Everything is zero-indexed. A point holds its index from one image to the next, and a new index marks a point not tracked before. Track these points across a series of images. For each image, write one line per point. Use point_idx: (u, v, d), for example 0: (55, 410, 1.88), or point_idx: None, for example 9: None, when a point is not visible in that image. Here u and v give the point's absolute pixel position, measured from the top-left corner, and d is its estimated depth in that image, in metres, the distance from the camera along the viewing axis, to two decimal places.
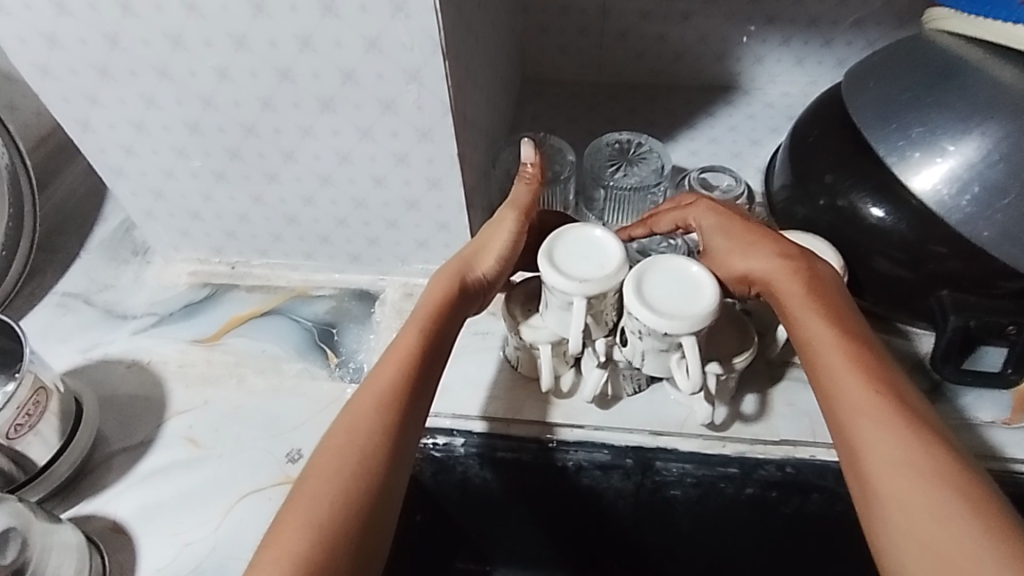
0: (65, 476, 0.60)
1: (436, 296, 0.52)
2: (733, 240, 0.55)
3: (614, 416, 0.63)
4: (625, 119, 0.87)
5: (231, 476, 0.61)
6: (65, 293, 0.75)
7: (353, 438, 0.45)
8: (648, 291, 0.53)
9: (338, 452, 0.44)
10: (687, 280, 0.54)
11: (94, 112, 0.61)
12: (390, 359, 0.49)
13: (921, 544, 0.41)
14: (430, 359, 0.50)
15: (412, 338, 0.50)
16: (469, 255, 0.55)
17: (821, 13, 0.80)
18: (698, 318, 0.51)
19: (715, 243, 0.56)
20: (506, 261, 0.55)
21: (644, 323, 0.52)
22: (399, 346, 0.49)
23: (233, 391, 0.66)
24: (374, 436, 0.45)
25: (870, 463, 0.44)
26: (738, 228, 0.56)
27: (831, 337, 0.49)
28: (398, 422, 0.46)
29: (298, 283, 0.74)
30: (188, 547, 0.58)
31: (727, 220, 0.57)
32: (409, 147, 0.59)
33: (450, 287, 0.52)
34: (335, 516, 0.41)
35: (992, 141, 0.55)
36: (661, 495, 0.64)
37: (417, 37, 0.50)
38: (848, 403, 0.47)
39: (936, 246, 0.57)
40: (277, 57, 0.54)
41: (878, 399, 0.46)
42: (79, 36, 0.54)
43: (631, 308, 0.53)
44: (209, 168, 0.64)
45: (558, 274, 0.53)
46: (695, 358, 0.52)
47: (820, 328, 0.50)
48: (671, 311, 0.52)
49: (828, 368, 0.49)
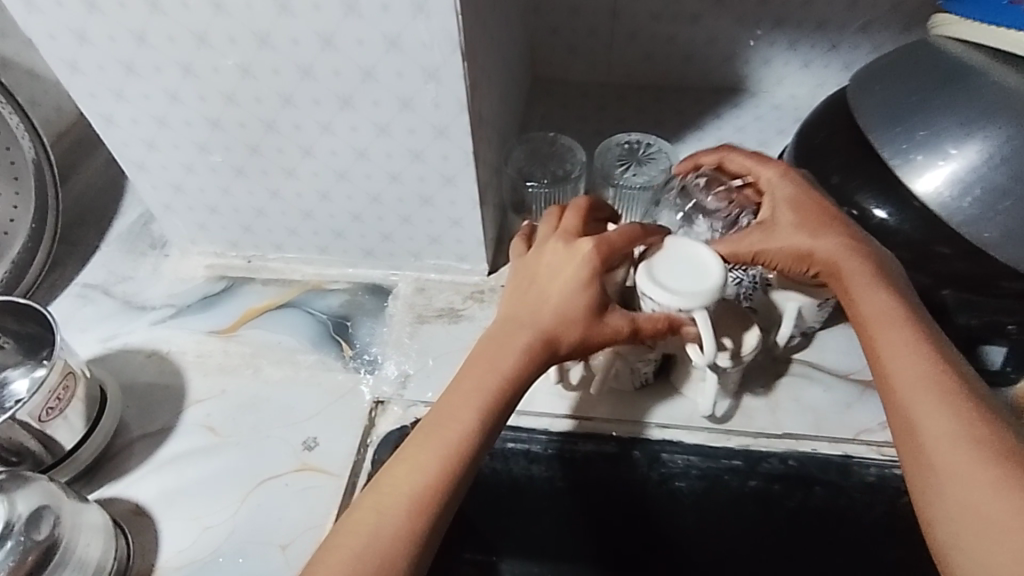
0: (88, 461, 0.61)
1: (503, 376, 0.49)
2: (799, 214, 0.55)
3: (623, 410, 0.65)
4: (633, 119, 0.88)
5: (248, 465, 0.63)
6: (85, 284, 0.77)
7: (412, 509, 0.45)
8: (657, 272, 0.55)
9: (387, 506, 0.45)
10: (690, 256, 0.56)
11: (119, 107, 0.62)
12: (438, 442, 0.47)
13: (973, 511, 0.42)
14: (494, 431, 0.48)
15: (471, 421, 0.47)
16: (540, 314, 0.51)
17: (827, 16, 0.81)
18: (709, 291, 0.53)
19: (782, 217, 0.56)
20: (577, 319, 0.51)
21: (656, 302, 0.54)
22: (455, 412, 0.48)
23: (250, 381, 0.68)
24: (418, 493, 0.45)
25: (921, 438, 0.45)
26: (810, 211, 0.55)
27: (884, 311, 0.50)
28: (450, 488, 0.46)
29: (313, 277, 0.75)
30: (209, 530, 0.59)
31: (800, 198, 0.56)
32: (425, 145, 0.61)
33: (516, 354, 0.49)
34: (378, 560, 0.43)
35: (996, 144, 0.57)
36: (667, 486, 0.65)
37: (437, 37, 0.52)
38: (900, 374, 0.48)
39: (940, 246, 0.59)
40: (299, 55, 0.55)
41: (933, 371, 0.47)
42: (108, 34, 0.56)
43: (644, 290, 0.55)
44: (228, 163, 0.66)
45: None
46: (709, 334, 0.54)
47: (874, 303, 0.51)
48: (682, 288, 0.54)
49: (884, 341, 0.50)
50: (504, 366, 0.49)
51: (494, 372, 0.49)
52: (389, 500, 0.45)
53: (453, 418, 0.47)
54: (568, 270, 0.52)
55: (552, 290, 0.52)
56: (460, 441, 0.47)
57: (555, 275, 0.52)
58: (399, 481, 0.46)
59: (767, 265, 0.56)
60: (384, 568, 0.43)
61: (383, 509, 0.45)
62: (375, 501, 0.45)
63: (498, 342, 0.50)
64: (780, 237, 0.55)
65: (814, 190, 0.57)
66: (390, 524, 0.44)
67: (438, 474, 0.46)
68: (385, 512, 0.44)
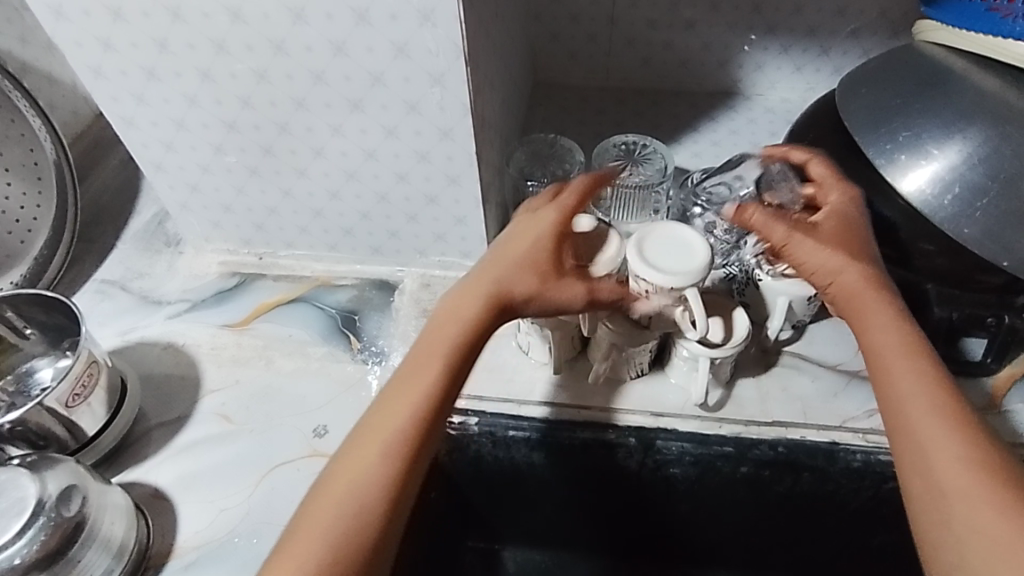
0: (109, 447, 0.64)
1: (470, 323, 0.52)
2: (840, 229, 0.57)
3: (620, 399, 0.69)
4: (631, 121, 0.91)
5: (262, 451, 0.65)
6: (102, 280, 0.80)
7: (391, 453, 0.48)
8: (650, 255, 0.58)
9: (366, 457, 0.48)
10: (678, 241, 0.60)
11: (140, 110, 0.66)
12: (417, 387, 0.50)
13: (982, 532, 0.44)
14: (457, 382, 0.52)
15: (441, 365, 0.51)
16: (503, 274, 0.53)
17: (818, 22, 0.84)
18: (699, 270, 0.57)
19: (827, 228, 0.58)
20: (533, 277, 0.53)
21: (651, 283, 0.57)
22: (425, 364, 0.51)
23: (263, 371, 0.71)
24: (396, 444, 0.48)
25: (932, 460, 0.48)
26: (854, 231, 0.57)
27: (898, 340, 0.53)
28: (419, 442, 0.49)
29: (322, 274, 0.79)
30: (225, 512, 0.62)
31: (848, 216, 0.58)
32: (430, 146, 0.64)
33: (478, 310, 0.52)
34: (362, 516, 0.46)
35: (974, 145, 0.59)
36: (662, 473, 0.68)
37: (443, 45, 0.55)
38: (911, 402, 0.50)
39: (924, 243, 0.62)
40: (311, 61, 0.58)
41: (943, 399, 0.50)
42: (131, 41, 0.59)
43: (637, 272, 0.58)
44: (242, 163, 0.69)
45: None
46: (699, 309, 0.58)
47: (891, 332, 0.54)
48: (675, 270, 0.57)
49: (898, 367, 0.52)
50: (465, 318, 0.52)
51: (458, 323, 0.52)
52: (366, 451, 0.48)
53: (427, 363, 0.51)
54: (529, 232, 0.54)
55: (512, 249, 0.54)
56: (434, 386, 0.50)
57: (525, 232, 0.55)
58: (384, 431, 0.49)
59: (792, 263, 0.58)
60: (364, 517, 0.46)
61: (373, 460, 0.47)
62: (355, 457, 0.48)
63: (459, 298, 0.53)
64: (817, 243, 0.57)
65: (867, 219, 0.59)
66: (373, 477, 0.47)
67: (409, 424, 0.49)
68: (375, 460, 0.47)
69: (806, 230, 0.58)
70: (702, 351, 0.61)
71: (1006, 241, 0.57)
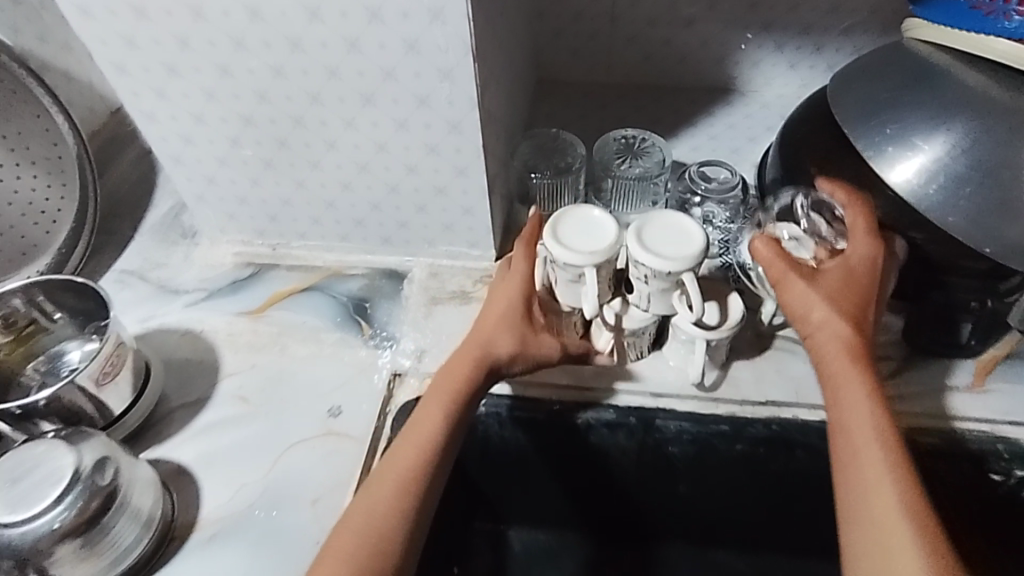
0: (134, 426, 0.67)
1: (456, 383, 0.60)
2: (836, 294, 0.61)
3: (620, 380, 0.72)
4: (631, 116, 0.94)
5: (278, 432, 0.68)
6: (122, 270, 0.83)
7: (403, 488, 0.54)
8: (649, 243, 0.61)
9: (354, 531, 0.52)
10: (675, 228, 0.63)
11: (161, 106, 0.69)
12: (421, 434, 0.57)
13: None
14: (445, 453, 0.57)
15: (438, 418, 0.58)
16: (489, 337, 0.62)
17: (811, 20, 0.87)
18: (695, 256, 0.60)
19: (827, 288, 0.61)
20: (509, 337, 0.62)
21: (649, 268, 0.61)
22: (418, 434, 0.57)
23: (278, 356, 0.74)
24: (385, 516, 0.52)
25: (894, 553, 0.49)
26: (849, 299, 0.61)
27: (873, 418, 0.56)
28: (398, 522, 0.52)
29: (334, 264, 0.82)
30: (244, 488, 0.65)
31: (854, 272, 0.61)
32: (439, 139, 0.67)
33: (468, 371, 0.60)
34: None
35: (958, 136, 0.62)
36: (662, 451, 0.71)
37: (451, 41, 0.58)
38: (876, 485, 0.53)
39: (914, 233, 0.65)
40: (326, 58, 0.62)
41: (908, 495, 0.52)
42: (155, 39, 0.63)
43: (637, 258, 0.62)
44: (258, 156, 0.72)
45: (564, 249, 0.62)
46: (695, 292, 0.61)
47: (867, 416, 0.56)
48: (672, 255, 0.60)
49: (871, 457, 0.54)
50: (456, 385, 0.60)
51: (450, 391, 0.59)
52: (354, 526, 0.52)
53: (426, 411, 0.59)
54: (505, 296, 0.64)
55: (491, 312, 0.64)
56: (433, 434, 0.57)
57: (503, 296, 0.64)
58: (386, 482, 0.54)
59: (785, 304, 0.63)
60: None
61: (387, 496, 0.53)
62: (345, 533, 0.52)
63: (452, 365, 0.61)
64: (812, 299, 0.61)
65: (874, 283, 0.62)
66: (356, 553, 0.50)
67: (394, 500, 0.53)
68: (388, 495, 0.54)
69: (805, 274, 0.62)
70: (700, 333, 0.64)
71: (989, 228, 0.60)
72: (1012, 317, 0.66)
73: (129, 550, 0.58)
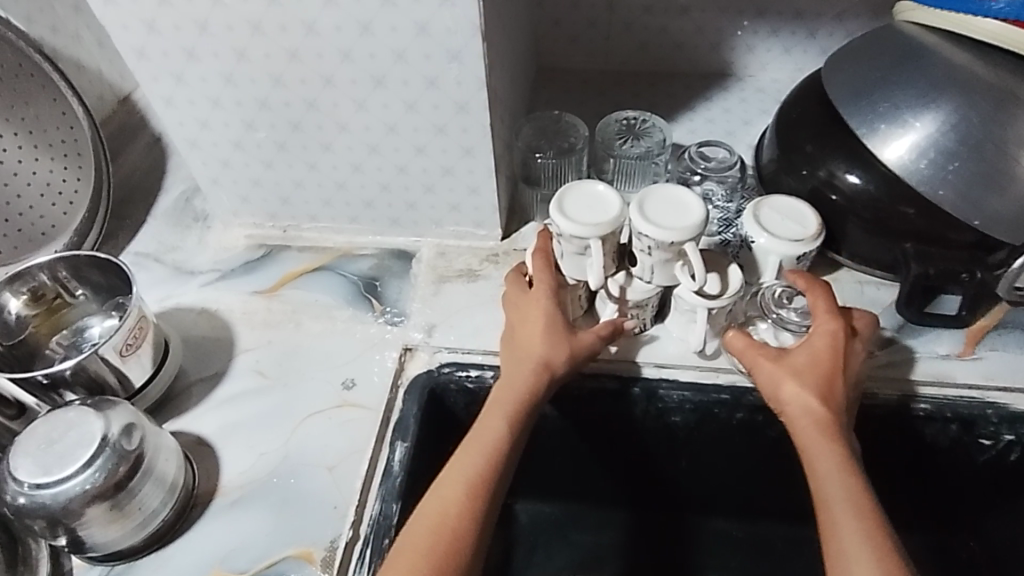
0: (155, 398, 0.69)
1: (523, 390, 0.63)
2: (805, 370, 0.64)
3: (624, 352, 0.74)
4: (629, 101, 0.96)
5: (296, 404, 0.71)
6: (137, 253, 0.85)
7: (473, 487, 0.57)
8: (651, 214, 0.65)
9: (431, 535, 0.54)
10: (675, 201, 0.66)
11: (178, 89, 0.71)
12: (484, 441, 0.60)
13: None
14: (511, 455, 0.60)
15: (499, 427, 0.61)
16: (545, 347, 0.66)
17: (804, 6, 0.90)
18: (696, 227, 0.64)
19: (796, 363, 0.65)
20: (557, 343, 0.66)
21: (652, 238, 0.64)
22: (483, 439, 0.60)
23: (293, 333, 0.76)
24: (459, 519, 0.55)
25: None
26: (820, 372, 0.64)
27: (845, 475, 0.57)
28: (472, 527, 0.55)
29: (344, 244, 0.84)
30: (264, 456, 0.67)
31: (819, 351, 0.65)
32: (447, 119, 0.69)
33: (531, 379, 0.64)
34: None
35: (946, 112, 0.64)
36: (664, 421, 0.74)
37: (460, 23, 0.61)
38: (845, 537, 0.54)
39: (905, 207, 0.68)
40: (340, 40, 0.64)
41: (877, 547, 0.53)
42: (174, 23, 0.65)
43: (639, 229, 0.65)
44: (271, 139, 0.74)
45: (570, 221, 0.65)
46: (696, 259, 0.64)
47: (839, 477, 0.57)
48: (673, 225, 0.64)
49: (841, 514, 0.55)
50: (521, 394, 0.63)
51: (515, 401, 0.63)
52: (428, 534, 0.55)
53: (487, 423, 0.62)
54: (541, 309, 0.68)
55: (531, 324, 0.68)
56: (496, 444, 0.60)
57: (536, 311, 0.68)
58: (453, 490, 0.57)
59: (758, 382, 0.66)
60: None
61: (457, 496, 0.56)
62: (419, 543, 0.54)
63: (515, 375, 0.65)
64: (780, 373, 0.65)
65: (842, 361, 0.64)
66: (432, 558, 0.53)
67: (461, 510, 0.56)
68: (461, 493, 0.57)
69: (773, 356, 0.66)
70: (700, 301, 0.67)
71: (975, 200, 0.64)
72: (1001, 288, 0.67)
73: (157, 513, 0.60)
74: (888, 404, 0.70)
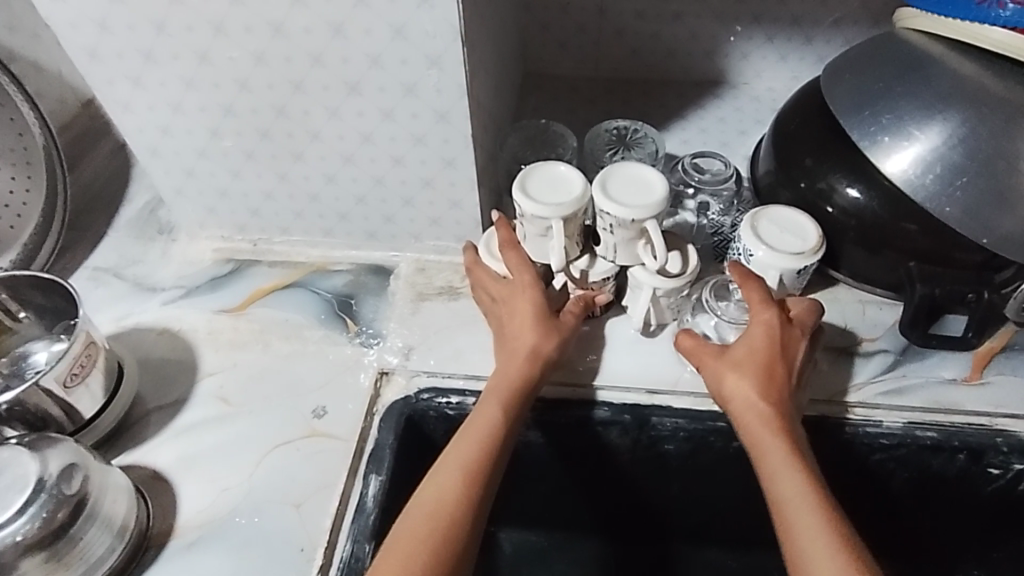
0: (108, 429, 0.64)
1: (517, 377, 0.62)
2: (746, 361, 0.62)
3: (614, 377, 0.69)
4: (620, 109, 0.92)
5: (262, 431, 0.66)
6: (95, 268, 0.80)
7: (468, 478, 0.55)
8: (612, 192, 0.62)
9: (431, 519, 0.52)
10: (639, 178, 0.63)
11: (135, 94, 0.66)
12: (477, 429, 0.58)
13: None
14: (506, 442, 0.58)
15: (494, 415, 0.59)
16: (530, 336, 0.63)
17: (802, 12, 0.86)
18: (658, 203, 0.61)
19: (738, 355, 0.63)
20: (548, 332, 0.64)
21: (614, 216, 0.61)
22: (478, 425, 0.58)
23: (260, 355, 0.71)
24: (460, 502, 0.53)
25: None
26: (760, 362, 0.61)
27: (796, 468, 0.56)
28: (473, 510, 0.53)
29: (317, 259, 0.79)
30: (226, 491, 0.62)
31: (755, 342, 0.62)
32: (427, 129, 0.65)
33: (522, 368, 0.62)
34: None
35: (954, 126, 0.61)
36: (656, 449, 0.70)
37: (440, 26, 0.56)
38: (803, 533, 0.52)
39: (906, 224, 0.65)
40: (310, 44, 0.59)
41: (837, 542, 0.51)
42: (128, 22, 0.60)
43: (601, 207, 0.62)
44: (239, 147, 0.69)
45: (535, 203, 0.61)
46: (658, 238, 0.62)
47: (789, 472, 0.55)
48: (635, 203, 0.61)
49: (795, 511, 0.53)
50: (512, 379, 0.61)
51: (508, 387, 0.61)
52: (429, 519, 0.52)
53: (482, 411, 0.59)
54: (525, 300, 0.64)
55: (517, 314, 0.65)
56: (491, 431, 0.58)
57: (523, 302, 0.64)
58: (441, 481, 0.55)
59: (704, 380, 0.64)
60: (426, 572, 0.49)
61: (454, 482, 0.54)
62: (413, 532, 0.51)
63: (506, 365, 0.63)
64: (722, 368, 0.62)
65: (783, 348, 0.62)
66: (431, 542, 0.51)
67: (459, 494, 0.54)
68: (457, 478, 0.54)
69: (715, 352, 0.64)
70: (649, 280, 0.65)
71: (985, 219, 0.59)
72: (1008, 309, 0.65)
73: (102, 561, 0.55)
74: (892, 433, 0.67)
